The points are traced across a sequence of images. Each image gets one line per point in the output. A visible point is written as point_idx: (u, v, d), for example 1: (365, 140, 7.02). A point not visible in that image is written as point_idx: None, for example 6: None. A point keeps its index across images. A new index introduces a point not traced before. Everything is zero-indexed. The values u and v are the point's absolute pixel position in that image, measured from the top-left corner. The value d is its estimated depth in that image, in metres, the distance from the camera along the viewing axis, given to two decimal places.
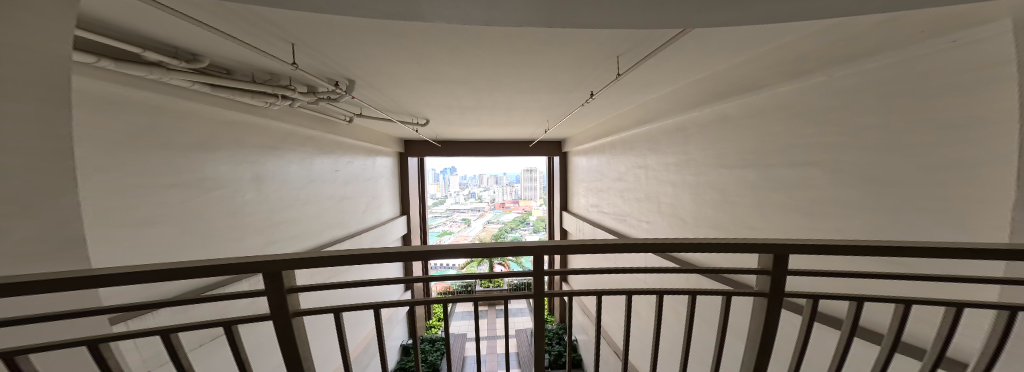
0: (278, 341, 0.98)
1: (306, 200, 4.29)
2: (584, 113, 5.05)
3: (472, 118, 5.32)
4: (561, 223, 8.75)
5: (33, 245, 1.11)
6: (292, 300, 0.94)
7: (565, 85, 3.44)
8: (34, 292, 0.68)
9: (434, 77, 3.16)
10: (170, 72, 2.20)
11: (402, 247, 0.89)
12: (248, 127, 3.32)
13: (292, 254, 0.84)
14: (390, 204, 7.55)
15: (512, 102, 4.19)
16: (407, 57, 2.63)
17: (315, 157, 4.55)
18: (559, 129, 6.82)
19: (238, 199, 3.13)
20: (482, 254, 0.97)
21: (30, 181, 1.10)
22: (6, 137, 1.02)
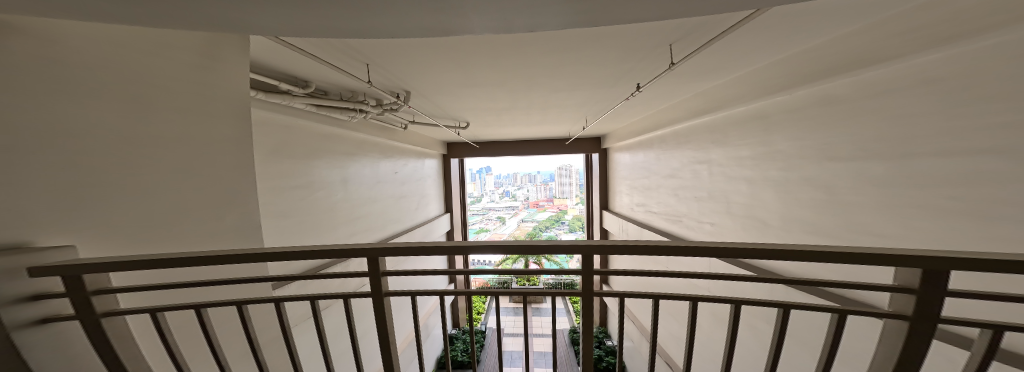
0: (374, 315, 1.23)
1: (375, 198, 4.99)
2: (626, 107, 4.74)
3: (509, 119, 5.47)
4: (602, 224, 8.34)
5: (229, 228, 1.59)
6: (384, 282, 1.17)
7: (607, 81, 3.33)
8: (232, 262, 0.94)
9: (478, 83, 3.40)
10: (293, 97, 2.84)
11: (447, 243, 1.07)
12: (336, 138, 4.02)
13: (387, 243, 1.04)
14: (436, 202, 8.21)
15: (550, 102, 4.22)
16: (460, 67, 2.88)
17: (381, 161, 5.25)
18: (599, 125, 6.54)
19: (331, 198, 3.83)
20: (516, 251, 1.10)
21: (229, 183, 1.58)
22: (212, 151, 1.50)
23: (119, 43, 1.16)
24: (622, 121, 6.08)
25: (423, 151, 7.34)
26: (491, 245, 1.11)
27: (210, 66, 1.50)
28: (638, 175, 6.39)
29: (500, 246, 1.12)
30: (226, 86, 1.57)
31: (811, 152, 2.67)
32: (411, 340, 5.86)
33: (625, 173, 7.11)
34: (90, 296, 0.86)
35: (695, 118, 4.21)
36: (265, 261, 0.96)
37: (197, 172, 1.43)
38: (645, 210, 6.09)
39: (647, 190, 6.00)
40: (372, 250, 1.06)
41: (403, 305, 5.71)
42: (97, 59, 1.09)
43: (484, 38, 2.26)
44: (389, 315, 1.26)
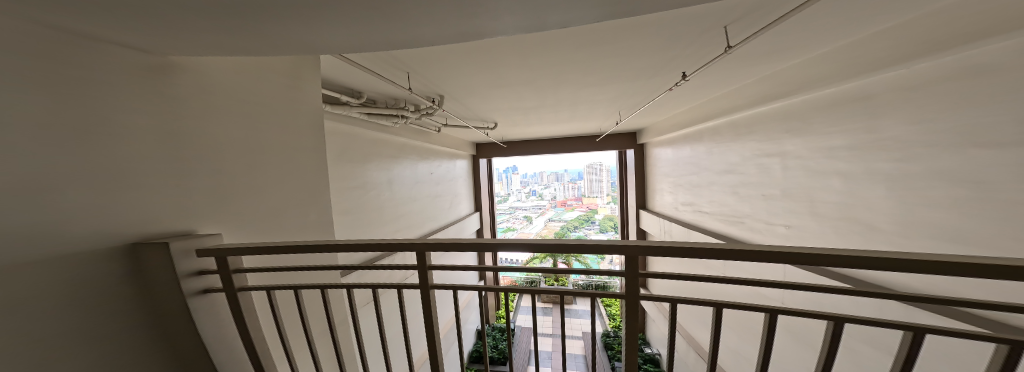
0: (420, 304, 1.33)
1: (414, 197, 5.30)
2: (668, 98, 4.36)
3: (536, 119, 5.34)
4: (641, 224, 7.80)
5: (309, 225, 1.82)
6: (429, 275, 1.27)
7: (646, 71, 3.11)
8: (312, 250, 1.11)
9: (507, 84, 3.40)
10: (349, 107, 3.17)
11: (476, 240, 1.14)
12: (382, 142, 4.34)
13: (438, 238, 1.15)
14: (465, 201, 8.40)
15: (583, 98, 4.06)
16: (491, 70, 2.91)
17: (419, 163, 5.54)
18: (635, 119, 6.10)
19: (379, 197, 4.16)
20: (541, 249, 1.13)
21: (307, 186, 1.81)
22: (295, 159, 1.73)
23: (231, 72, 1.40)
24: (662, 113, 5.61)
25: (454, 153, 7.54)
26: (524, 244, 1.14)
27: (292, 86, 1.73)
28: (686, 171, 5.80)
29: (529, 245, 1.15)
30: (301, 103, 1.80)
31: (901, 142, 2.14)
32: (451, 326, 6.16)
33: (667, 171, 6.58)
34: (231, 272, 1.10)
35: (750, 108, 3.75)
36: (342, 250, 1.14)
37: (286, 178, 1.66)
38: (693, 209, 5.55)
39: (697, 188, 5.44)
40: (423, 244, 1.16)
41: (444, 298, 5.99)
42: (215, 88, 1.32)
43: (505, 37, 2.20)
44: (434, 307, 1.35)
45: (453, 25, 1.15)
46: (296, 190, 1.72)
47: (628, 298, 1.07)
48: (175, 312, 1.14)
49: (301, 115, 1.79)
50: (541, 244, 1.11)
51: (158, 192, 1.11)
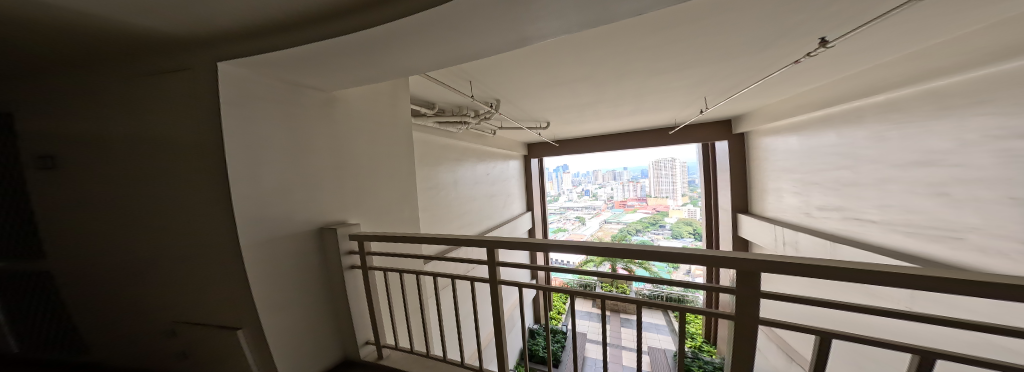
0: (492, 302, 1.38)
1: (479, 196, 5.44)
2: (769, 86, 3.52)
3: (594, 114, 4.77)
4: (740, 233, 5.79)
5: (396, 234, 1.99)
6: (497, 271, 1.34)
7: (744, 49, 2.42)
8: (418, 239, 1.40)
9: (566, 83, 3.09)
10: (423, 117, 3.49)
11: (528, 239, 1.25)
12: (450, 147, 4.58)
13: (520, 239, 1.26)
14: (518, 199, 7.42)
15: (651, 93, 3.64)
16: (549, 78, 2.85)
17: (480, 165, 5.52)
18: (727, 108, 4.86)
19: (448, 197, 4.44)
20: (592, 251, 1.15)
21: (392, 200, 1.97)
22: (381, 177, 1.88)
23: (325, 107, 1.56)
24: (756, 103, 4.54)
25: (507, 154, 6.83)
26: (590, 248, 1.14)
27: (390, 106, 2.01)
28: (825, 161, 3.69)
29: (597, 250, 1.14)
30: (381, 126, 1.91)
31: None
32: (516, 307, 6.56)
33: (794, 164, 4.37)
34: (365, 254, 1.53)
35: (916, 88, 2.55)
36: (442, 241, 1.38)
37: (374, 195, 1.82)
38: (839, 216, 3.49)
39: (849, 187, 3.33)
40: (493, 241, 1.29)
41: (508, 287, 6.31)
42: (313, 124, 1.50)
43: (556, 43, 2.12)
44: (503, 306, 1.38)
45: (524, 36, 1.15)
46: (383, 206, 1.88)
47: (738, 319, 0.95)
48: (327, 284, 1.55)
49: (381, 138, 1.91)
50: (609, 247, 1.10)
51: (278, 221, 1.32)
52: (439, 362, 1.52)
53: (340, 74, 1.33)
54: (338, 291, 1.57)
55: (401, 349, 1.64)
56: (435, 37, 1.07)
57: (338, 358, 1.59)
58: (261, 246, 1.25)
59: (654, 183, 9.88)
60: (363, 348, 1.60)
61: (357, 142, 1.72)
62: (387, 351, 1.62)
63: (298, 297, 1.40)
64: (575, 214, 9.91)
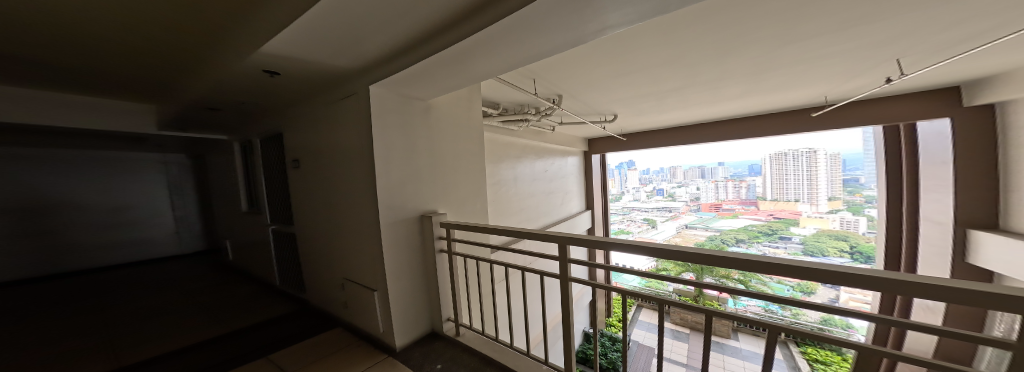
0: (561, 296, 1.41)
1: (543, 194, 5.19)
2: (977, 56, 2.47)
3: (674, 105, 4.11)
4: (968, 260, 3.72)
5: (470, 227, 2.18)
6: (567, 267, 1.36)
7: (945, 7, 1.67)
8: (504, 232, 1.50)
9: (642, 74, 2.76)
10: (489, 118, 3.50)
11: (588, 235, 1.26)
12: (515, 146, 4.42)
13: (584, 235, 1.27)
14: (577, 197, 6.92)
15: (769, 76, 2.89)
16: (628, 67, 2.55)
17: (538, 162, 5.02)
18: (892, 86, 3.46)
19: (513, 198, 4.29)
20: (662, 252, 1.08)
21: (467, 196, 2.15)
22: (457, 175, 2.07)
23: (420, 115, 1.81)
24: (957, 73, 3.11)
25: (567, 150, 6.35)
26: (673, 252, 1.06)
27: (467, 108, 2.19)
28: None
29: (681, 254, 1.05)
30: (458, 128, 2.09)
31: None
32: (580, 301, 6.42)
33: None
34: (450, 241, 1.75)
35: None
36: (528, 236, 1.44)
37: (452, 192, 2.01)
38: None
39: None
40: (566, 237, 1.31)
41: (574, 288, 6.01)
42: (411, 130, 1.75)
43: (645, 27, 1.85)
44: (575, 304, 1.39)
45: (605, 23, 1.12)
46: (459, 202, 2.08)
47: None
48: (423, 267, 1.83)
49: (458, 138, 2.10)
50: (688, 250, 1.01)
51: (385, 216, 1.58)
52: (509, 348, 1.62)
53: (434, 83, 1.54)
54: (429, 271, 1.84)
55: (474, 331, 1.81)
56: (518, 36, 1.13)
57: (427, 330, 1.86)
58: (382, 229, 1.57)
59: (772, 185, 7.08)
60: (445, 324, 1.83)
61: (441, 143, 1.94)
62: (463, 330, 1.81)
63: (402, 277, 1.69)
64: (641, 216, 8.31)
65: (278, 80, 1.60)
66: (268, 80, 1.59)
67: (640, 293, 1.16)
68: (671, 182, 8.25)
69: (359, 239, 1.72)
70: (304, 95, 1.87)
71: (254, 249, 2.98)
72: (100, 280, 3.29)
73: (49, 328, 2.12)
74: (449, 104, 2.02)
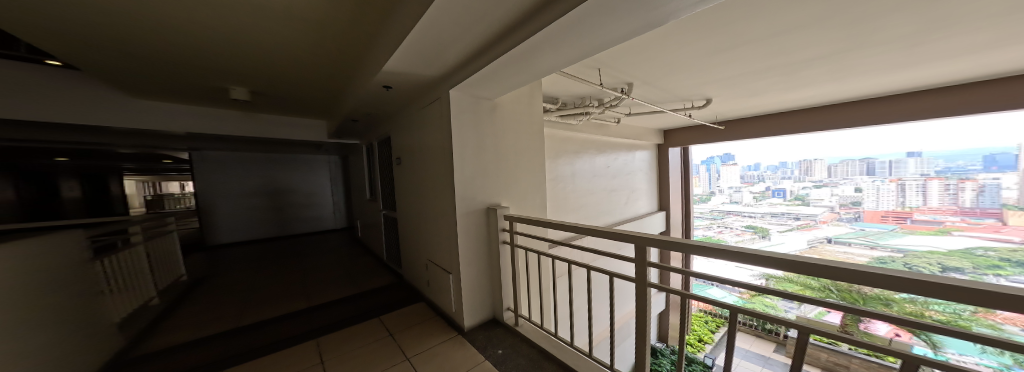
0: (638, 301, 1.30)
1: (607, 191, 4.83)
2: None
3: (784, 90, 3.28)
4: None
5: (532, 222, 2.23)
6: (643, 270, 1.25)
7: None
8: (572, 228, 1.47)
9: (737, 55, 2.30)
10: (547, 113, 3.44)
11: (667, 237, 1.14)
12: (575, 140, 4.20)
13: (662, 236, 1.15)
14: (648, 196, 5.89)
15: (952, 42, 2.06)
16: (718, 49, 2.18)
17: (600, 157, 4.65)
18: None
19: (572, 194, 4.14)
20: (761, 257, 0.92)
21: (529, 191, 2.21)
22: (521, 172, 2.14)
23: (489, 115, 1.92)
24: None
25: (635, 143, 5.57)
26: (784, 262, 0.89)
27: (529, 105, 2.21)
28: None
29: (795, 264, 0.87)
30: (521, 126, 2.14)
31: None
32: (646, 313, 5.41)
33: None
34: (513, 233, 1.82)
35: None
36: (597, 233, 1.38)
37: (515, 188, 2.09)
38: None
39: None
40: (643, 238, 1.21)
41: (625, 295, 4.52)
42: (482, 129, 1.87)
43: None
44: (651, 313, 1.26)
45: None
46: (522, 197, 2.14)
47: None
48: (487, 256, 1.93)
49: (523, 134, 2.16)
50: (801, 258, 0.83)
51: (460, 207, 1.76)
52: (569, 346, 1.59)
53: (503, 82, 1.61)
54: (493, 260, 1.94)
55: (532, 323, 1.83)
56: (591, 26, 1.10)
57: (489, 317, 1.96)
58: (456, 219, 1.75)
59: None
60: (505, 313, 1.91)
61: (506, 140, 2.03)
62: (521, 321, 1.86)
63: (471, 265, 1.84)
64: (741, 222, 6.33)
65: (394, 92, 1.91)
66: (386, 93, 1.93)
67: (747, 309, 0.98)
68: (801, 181, 5.65)
69: (440, 228, 1.95)
70: (396, 103, 2.18)
71: (372, 229, 3.71)
72: (276, 247, 4.56)
73: (265, 274, 3.12)
74: (515, 103, 2.09)
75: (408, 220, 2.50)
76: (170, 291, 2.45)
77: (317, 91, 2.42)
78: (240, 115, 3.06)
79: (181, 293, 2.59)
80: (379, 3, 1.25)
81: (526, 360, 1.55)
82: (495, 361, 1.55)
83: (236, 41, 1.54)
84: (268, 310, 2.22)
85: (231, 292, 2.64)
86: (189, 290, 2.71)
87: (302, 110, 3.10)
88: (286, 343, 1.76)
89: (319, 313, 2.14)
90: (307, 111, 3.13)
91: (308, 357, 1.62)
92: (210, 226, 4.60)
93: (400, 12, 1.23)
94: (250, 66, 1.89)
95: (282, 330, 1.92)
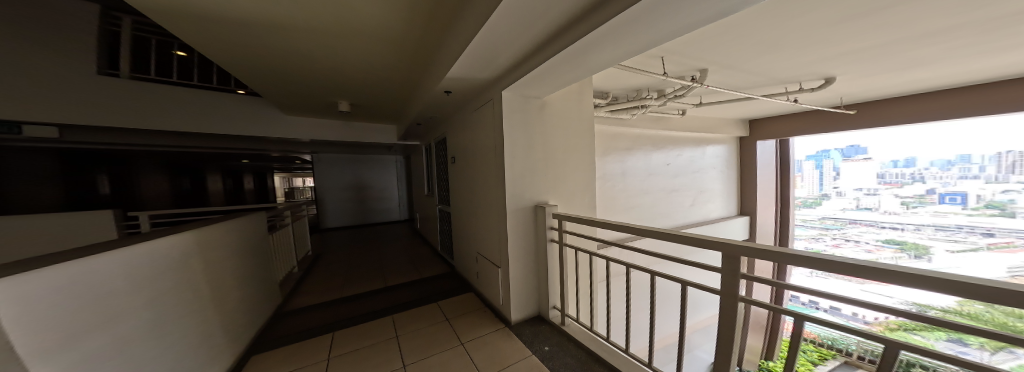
0: (722, 314, 1.14)
1: (668, 191, 4.37)
2: None
3: (921, 66, 2.54)
4: None
5: (582, 221, 2.18)
6: (729, 281, 1.10)
7: None
8: (640, 231, 1.38)
9: (850, 29, 1.86)
10: (597, 108, 3.28)
11: (756, 244, 1.00)
12: (627, 135, 3.92)
13: (752, 243, 1.01)
14: (725, 199, 5.09)
15: None
16: (819, 25, 1.79)
17: (658, 154, 4.24)
18: None
19: (623, 194, 3.88)
20: (897, 272, 0.75)
21: (580, 189, 2.16)
22: (572, 170, 2.11)
23: (542, 114, 1.95)
24: None
25: (705, 137, 4.89)
26: (919, 278, 0.73)
27: (580, 101, 2.16)
28: None
29: (948, 284, 0.70)
30: (572, 123, 2.11)
31: None
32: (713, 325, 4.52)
33: None
34: (566, 233, 1.79)
35: None
36: (668, 237, 1.27)
37: (566, 186, 2.08)
38: None
39: None
40: (729, 245, 1.07)
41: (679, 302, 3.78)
42: (534, 128, 1.90)
43: None
44: (738, 331, 1.09)
45: None
46: (573, 195, 2.11)
47: None
48: (537, 254, 1.95)
49: (575, 132, 2.12)
50: (973, 278, 0.64)
51: (512, 205, 1.82)
52: (623, 353, 1.51)
53: (557, 81, 1.60)
54: (540, 258, 1.95)
55: (579, 324, 1.78)
56: (657, 17, 1.04)
57: (535, 313, 1.98)
58: (507, 215, 1.82)
59: None
60: (551, 312, 1.90)
61: (557, 139, 2.02)
62: (568, 321, 1.82)
63: (520, 260, 1.89)
64: (880, 235, 4.86)
65: (452, 96, 2.05)
66: (446, 98, 2.08)
67: (897, 341, 0.77)
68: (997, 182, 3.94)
69: (491, 225, 2.03)
70: (455, 106, 2.34)
71: (429, 221, 4.05)
72: (354, 233, 5.31)
73: (350, 257, 3.62)
74: (567, 101, 2.07)
75: (461, 216, 2.67)
76: (303, 262, 3.24)
77: (397, 100, 2.77)
78: (336, 123, 3.62)
79: (311, 263, 3.38)
80: (445, 13, 1.37)
81: (575, 361, 1.52)
82: (542, 357, 1.56)
83: (346, 63, 1.87)
84: (353, 286, 2.61)
85: (326, 269, 3.15)
86: (314, 260, 3.51)
87: (375, 117, 3.54)
88: (364, 317, 2.03)
89: (390, 294, 2.42)
90: (380, 117, 3.55)
91: (385, 330, 1.87)
92: (323, 213, 5.72)
93: (463, 19, 1.32)
94: (352, 83, 2.26)
95: (364, 304, 2.23)
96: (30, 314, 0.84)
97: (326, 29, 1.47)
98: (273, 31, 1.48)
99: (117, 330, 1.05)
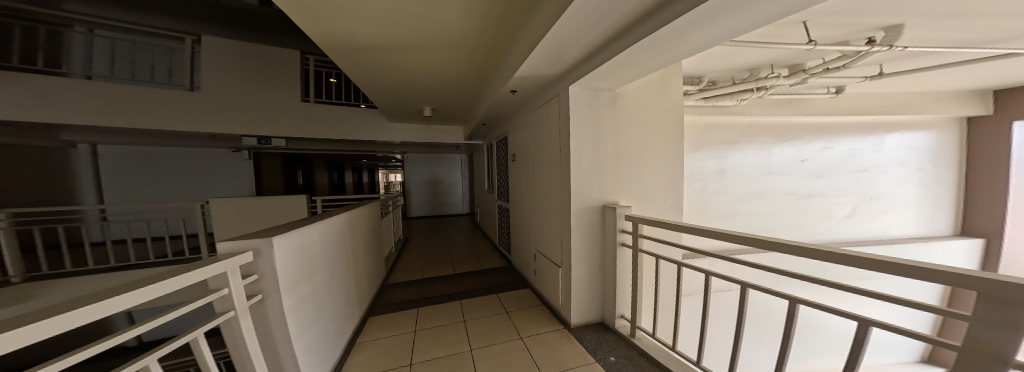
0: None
1: (799, 195, 3.33)
2: None
3: None
4: None
5: (663, 226, 1.92)
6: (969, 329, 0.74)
7: None
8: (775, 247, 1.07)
9: None
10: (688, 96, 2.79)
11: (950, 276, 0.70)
12: (729, 126, 3.22)
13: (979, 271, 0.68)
14: (901, 210, 3.55)
15: None
16: None
17: (781, 147, 3.30)
18: None
19: (720, 197, 3.21)
20: None
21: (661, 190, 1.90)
22: (652, 170, 1.87)
23: (615, 107, 1.79)
24: None
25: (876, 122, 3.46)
26: None
27: (663, 90, 1.88)
28: None
29: None
30: (652, 117, 1.87)
31: None
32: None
33: None
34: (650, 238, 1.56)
35: None
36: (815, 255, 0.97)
37: (642, 188, 1.86)
38: None
39: None
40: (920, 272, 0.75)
41: (812, 338, 2.88)
42: (604, 124, 1.78)
43: None
44: None
45: None
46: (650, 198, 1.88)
47: None
48: (604, 256, 1.82)
49: (658, 127, 1.87)
50: None
51: (580, 205, 1.75)
52: None
53: (632, 71, 1.45)
54: (606, 261, 1.82)
55: (652, 339, 1.59)
56: None
57: (598, 319, 1.87)
58: (570, 214, 1.75)
59: None
60: (618, 320, 1.76)
61: (634, 135, 1.83)
62: (639, 334, 1.64)
63: (585, 262, 1.81)
64: None
65: (517, 95, 2.10)
66: (512, 97, 2.15)
67: None
68: None
69: (552, 223, 2.01)
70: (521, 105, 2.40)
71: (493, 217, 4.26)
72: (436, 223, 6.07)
73: (431, 243, 4.15)
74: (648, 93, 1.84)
75: (520, 214, 2.74)
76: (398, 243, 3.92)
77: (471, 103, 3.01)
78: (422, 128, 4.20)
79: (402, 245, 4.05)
80: (513, 16, 1.42)
81: None
82: (607, 366, 1.46)
83: (435, 74, 2.17)
84: (432, 269, 3.00)
85: (413, 252, 3.69)
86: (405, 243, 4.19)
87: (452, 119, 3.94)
88: (440, 298, 2.31)
89: (461, 280, 2.67)
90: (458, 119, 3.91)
91: (455, 312, 2.08)
92: (409, 204, 6.78)
93: (530, 20, 1.34)
94: (438, 91, 2.60)
95: (441, 287, 2.53)
96: (285, 260, 1.27)
97: (421, 46, 1.73)
98: (380, 54, 1.82)
99: (312, 279, 1.47)
